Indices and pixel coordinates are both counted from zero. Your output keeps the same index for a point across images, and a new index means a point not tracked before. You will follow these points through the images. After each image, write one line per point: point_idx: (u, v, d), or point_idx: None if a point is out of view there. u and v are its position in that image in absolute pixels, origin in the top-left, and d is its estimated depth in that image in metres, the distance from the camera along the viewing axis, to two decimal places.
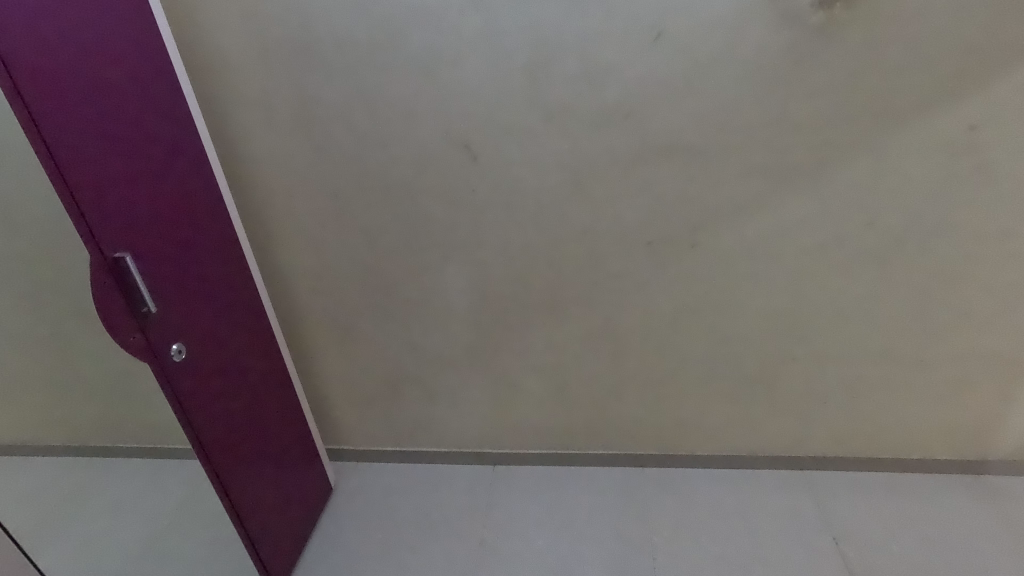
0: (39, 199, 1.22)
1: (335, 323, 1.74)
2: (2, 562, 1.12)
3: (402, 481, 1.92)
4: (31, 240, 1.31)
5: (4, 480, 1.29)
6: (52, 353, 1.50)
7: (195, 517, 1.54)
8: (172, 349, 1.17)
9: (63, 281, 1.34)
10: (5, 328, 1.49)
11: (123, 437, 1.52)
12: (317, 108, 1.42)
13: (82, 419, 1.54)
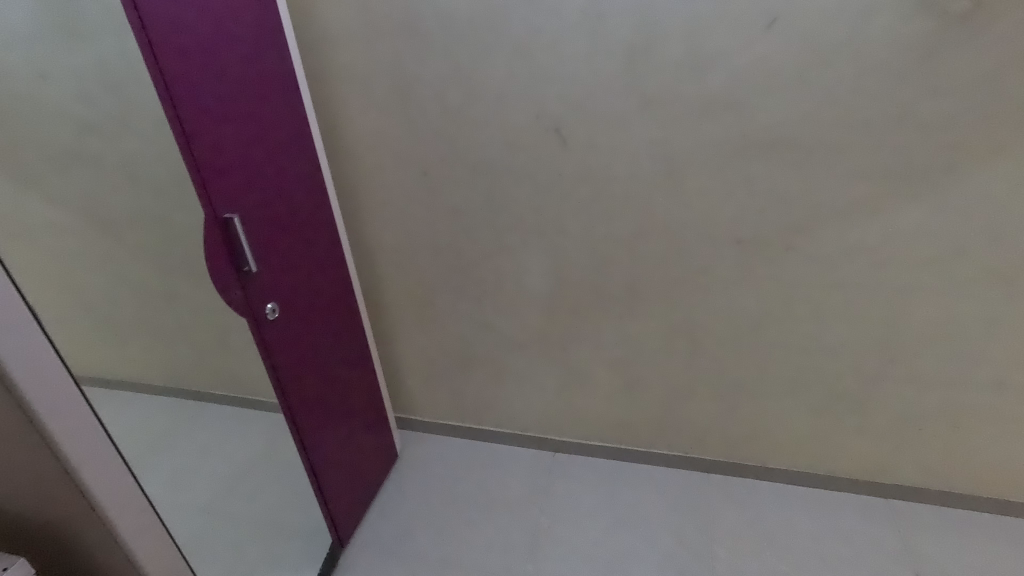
0: (168, 159, 1.34)
1: (414, 297, 1.79)
2: (156, 459, 1.28)
3: (464, 457, 1.97)
4: (165, 196, 1.46)
5: (144, 397, 1.46)
6: (169, 300, 1.66)
7: (276, 465, 1.66)
8: (267, 308, 1.25)
9: (186, 236, 1.48)
10: (134, 274, 1.66)
11: (223, 383, 1.67)
12: (414, 86, 1.45)
13: (188, 362, 1.69)
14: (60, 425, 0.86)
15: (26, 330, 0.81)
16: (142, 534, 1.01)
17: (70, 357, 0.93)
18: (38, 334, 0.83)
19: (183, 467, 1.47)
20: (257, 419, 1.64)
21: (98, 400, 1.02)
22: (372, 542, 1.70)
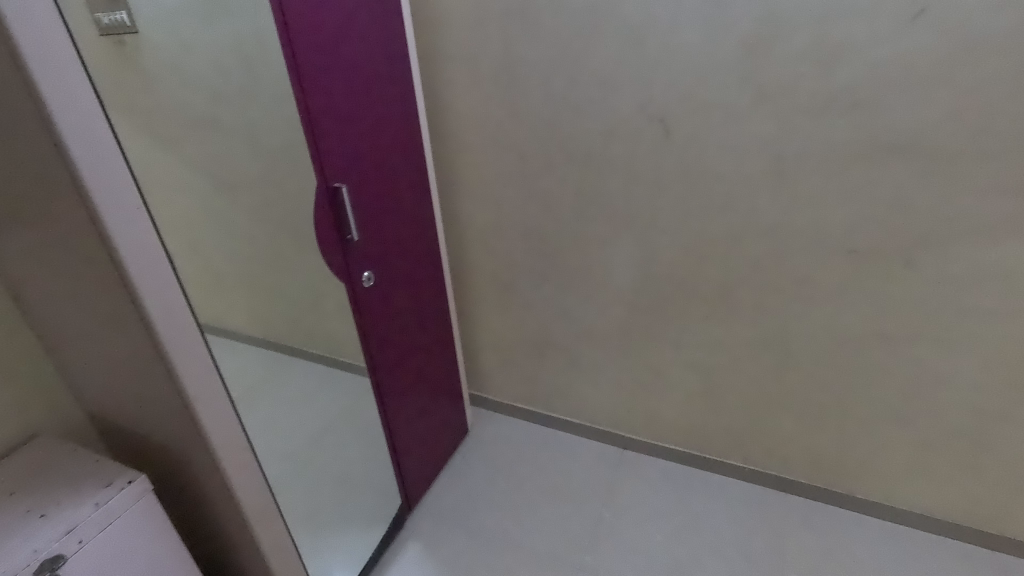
0: (289, 129, 1.44)
1: (499, 278, 1.82)
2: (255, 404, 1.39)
3: (533, 441, 1.99)
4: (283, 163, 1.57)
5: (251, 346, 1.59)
6: (277, 261, 1.80)
7: (358, 425, 1.75)
8: (364, 276, 1.31)
9: (297, 202, 1.59)
10: (251, 234, 1.81)
11: (321, 343, 1.79)
12: (519, 70, 1.46)
13: (289, 320, 1.83)
14: (182, 360, 0.96)
15: (162, 272, 0.91)
16: (240, 469, 1.10)
17: (195, 301, 1.03)
18: (170, 276, 0.92)
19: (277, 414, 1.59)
20: (346, 379, 1.74)
21: (214, 342, 1.12)
22: (437, 510, 1.77)
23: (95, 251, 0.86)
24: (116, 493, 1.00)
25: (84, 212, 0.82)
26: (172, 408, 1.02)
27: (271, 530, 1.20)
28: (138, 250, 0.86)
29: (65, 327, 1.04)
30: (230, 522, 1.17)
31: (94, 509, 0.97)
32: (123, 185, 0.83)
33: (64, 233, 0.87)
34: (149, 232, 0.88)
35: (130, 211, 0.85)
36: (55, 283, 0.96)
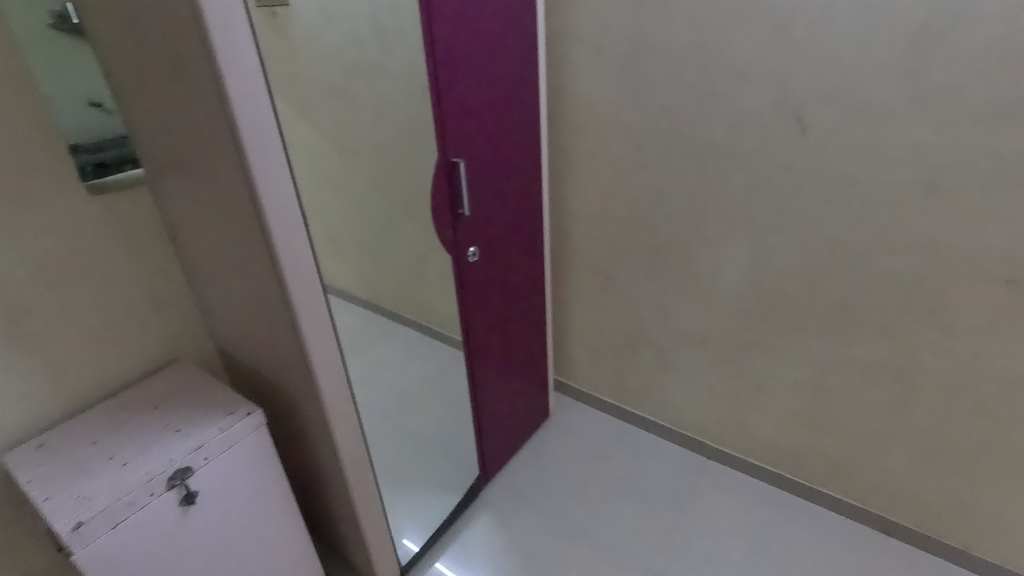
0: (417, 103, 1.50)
1: (599, 268, 1.79)
2: (359, 361, 1.49)
3: (614, 436, 1.97)
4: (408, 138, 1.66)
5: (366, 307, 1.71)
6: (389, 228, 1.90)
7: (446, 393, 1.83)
8: (469, 251, 1.35)
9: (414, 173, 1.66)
10: (368, 201, 1.92)
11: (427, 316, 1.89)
12: (648, 56, 1.41)
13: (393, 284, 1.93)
14: (303, 309, 1.04)
15: (295, 226, 0.98)
16: (342, 417, 1.19)
17: (321, 257, 1.10)
18: (302, 233, 1.00)
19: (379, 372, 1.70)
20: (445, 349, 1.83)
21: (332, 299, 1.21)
22: (511, 486, 1.80)
23: (243, 201, 0.95)
24: (237, 420, 1.12)
25: (238, 165, 0.90)
26: (291, 352, 1.11)
27: (361, 478, 1.28)
28: (277, 204, 0.94)
29: (209, 268, 1.16)
30: (328, 464, 1.26)
31: (219, 432, 1.09)
32: (272, 143, 0.91)
33: (219, 183, 0.97)
34: (290, 189, 0.96)
35: (275, 168, 0.92)
36: (206, 227, 1.08)
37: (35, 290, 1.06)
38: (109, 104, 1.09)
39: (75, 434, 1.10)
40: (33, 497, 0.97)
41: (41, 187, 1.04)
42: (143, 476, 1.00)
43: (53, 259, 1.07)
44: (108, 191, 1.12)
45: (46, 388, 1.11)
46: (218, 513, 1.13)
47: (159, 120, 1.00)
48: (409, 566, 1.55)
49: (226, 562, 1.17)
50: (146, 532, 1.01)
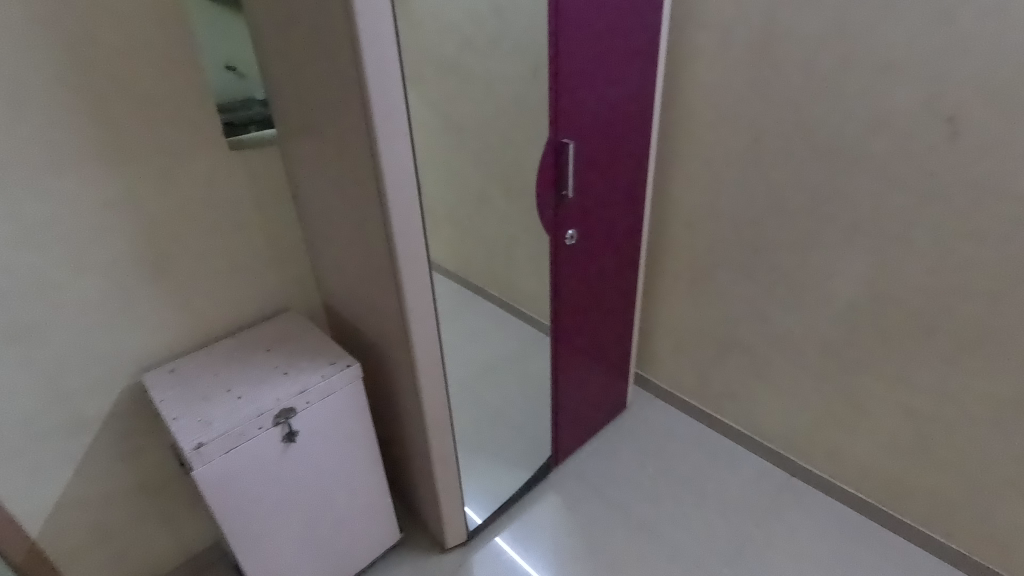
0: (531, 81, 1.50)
1: (697, 263, 1.72)
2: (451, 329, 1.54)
3: (693, 438, 1.90)
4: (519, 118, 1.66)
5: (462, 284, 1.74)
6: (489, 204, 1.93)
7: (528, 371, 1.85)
8: (567, 234, 1.34)
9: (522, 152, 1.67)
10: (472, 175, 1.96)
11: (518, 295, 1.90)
12: (781, 44, 1.32)
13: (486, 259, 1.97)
14: (408, 275, 1.08)
15: (409, 194, 1.02)
16: (431, 381, 1.23)
17: (431, 227, 1.14)
18: (414, 200, 1.04)
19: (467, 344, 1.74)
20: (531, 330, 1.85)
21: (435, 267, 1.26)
22: (581, 472, 1.80)
23: (365, 167, 1.00)
24: (337, 371, 1.20)
25: (365, 131, 0.95)
26: (391, 314, 1.17)
27: (441, 442, 1.33)
28: (396, 171, 0.98)
29: (326, 226, 1.24)
30: (413, 424, 1.32)
31: (321, 380, 1.17)
32: (397, 112, 0.94)
33: (346, 147, 1.03)
34: (408, 158, 0.99)
35: (397, 137, 0.96)
36: (328, 187, 1.14)
37: (179, 232, 1.19)
38: (245, 70, 1.16)
39: (200, 364, 1.23)
40: (164, 414, 1.10)
41: (191, 140, 1.15)
42: (254, 410, 1.10)
43: (196, 206, 1.19)
44: (243, 148, 1.22)
45: (180, 321, 1.25)
46: (312, 453, 1.22)
47: (296, 83, 1.07)
48: (475, 533, 1.60)
49: (315, 498, 1.27)
50: (253, 459, 1.12)
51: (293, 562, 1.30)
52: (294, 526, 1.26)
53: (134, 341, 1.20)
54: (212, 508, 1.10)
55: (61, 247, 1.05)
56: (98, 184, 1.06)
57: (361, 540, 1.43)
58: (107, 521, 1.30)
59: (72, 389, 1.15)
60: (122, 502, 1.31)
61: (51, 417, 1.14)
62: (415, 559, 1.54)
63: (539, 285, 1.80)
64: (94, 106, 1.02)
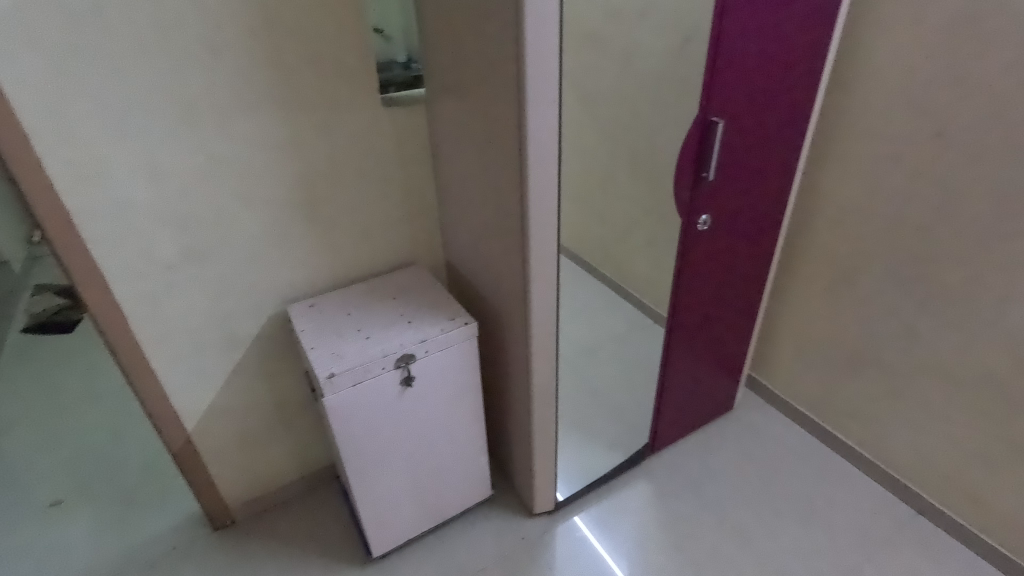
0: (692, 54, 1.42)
1: (840, 266, 1.57)
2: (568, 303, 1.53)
3: (805, 453, 1.77)
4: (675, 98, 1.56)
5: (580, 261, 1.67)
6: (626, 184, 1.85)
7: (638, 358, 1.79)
8: (700, 219, 1.29)
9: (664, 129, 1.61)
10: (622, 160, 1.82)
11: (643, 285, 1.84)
12: (990, 24, 1.14)
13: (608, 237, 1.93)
14: (538, 242, 1.09)
15: (549, 162, 1.02)
16: (544, 350, 1.25)
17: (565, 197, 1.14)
18: (554, 168, 1.03)
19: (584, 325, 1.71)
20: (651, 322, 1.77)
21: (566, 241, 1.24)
22: (676, 464, 1.75)
23: (511, 131, 1.01)
24: (456, 327, 1.25)
25: (516, 96, 0.96)
26: (514, 280, 1.19)
27: (544, 410, 1.35)
28: (541, 138, 0.99)
29: (462, 187, 1.28)
30: (520, 388, 1.35)
31: (441, 332, 1.23)
32: (550, 78, 0.94)
33: (493, 111, 1.04)
34: (554, 125, 0.99)
35: (546, 103, 0.96)
36: (470, 148, 1.17)
37: (331, 180, 1.28)
38: (391, 33, 1.21)
39: (337, 302, 1.34)
40: (304, 342, 1.21)
41: (351, 94, 1.23)
42: (380, 351, 1.18)
43: (349, 157, 1.28)
44: (393, 105, 1.28)
45: (323, 261, 1.36)
46: (424, 400, 1.29)
47: (454, 43, 1.09)
48: (563, 504, 1.62)
49: (421, 442, 1.35)
50: (373, 395, 1.20)
51: (396, 497, 1.40)
52: (401, 464, 1.35)
53: (284, 274, 1.33)
54: (335, 433, 1.21)
55: (236, 182, 1.18)
56: (271, 129, 1.17)
57: (456, 489, 1.50)
58: (246, 429, 1.48)
59: (232, 309, 1.30)
60: (260, 414, 1.47)
61: (212, 331, 1.30)
62: (502, 517, 1.59)
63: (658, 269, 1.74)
64: (276, 57, 1.12)
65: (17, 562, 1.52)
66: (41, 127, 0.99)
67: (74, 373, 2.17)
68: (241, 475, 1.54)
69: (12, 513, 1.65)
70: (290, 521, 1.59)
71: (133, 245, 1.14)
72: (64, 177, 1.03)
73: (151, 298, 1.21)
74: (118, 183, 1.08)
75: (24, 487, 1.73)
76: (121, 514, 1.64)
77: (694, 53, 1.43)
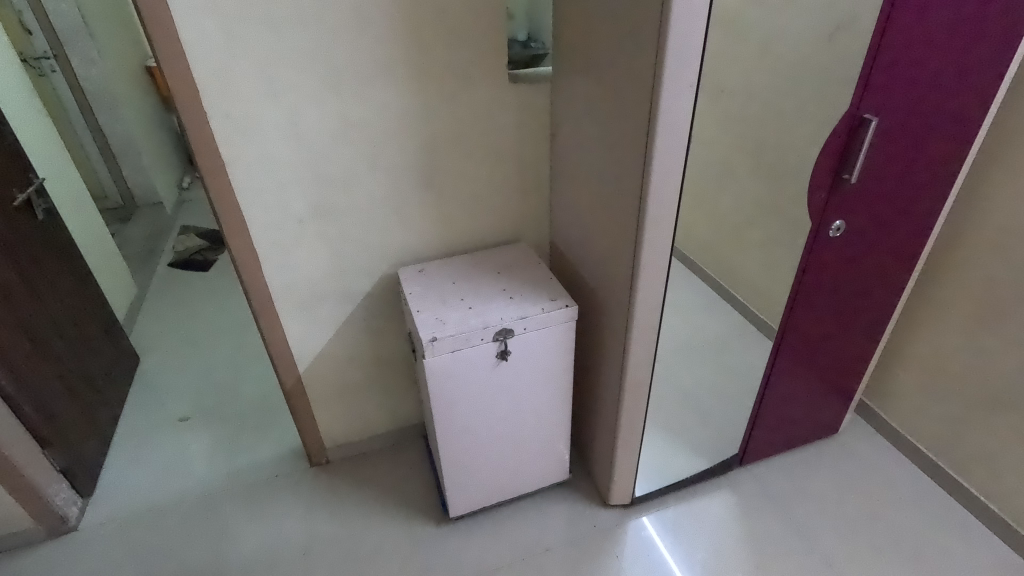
0: (845, 46, 1.30)
1: (991, 294, 1.39)
2: (680, 311, 1.42)
3: (916, 493, 1.61)
4: (814, 93, 1.44)
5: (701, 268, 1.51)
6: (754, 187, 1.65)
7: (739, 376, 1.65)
8: (833, 224, 1.24)
9: (799, 127, 1.49)
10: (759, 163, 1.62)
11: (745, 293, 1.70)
12: None
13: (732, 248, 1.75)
14: (652, 232, 1.06)
15: (676, 150, 0.98)
16: (642, 343, 1.22)
17: (688, 188, 1.09)
18: (682, 157, 0.99)
19: (694, 333, 1.58)
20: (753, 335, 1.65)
21: (683, 238, 1.19)
22: (765, 481, 1.66)
23: (640, 114, 0.98)
24: (556, 308, 1.25)
25: (651, 78, 0.93)
26: (621, 268, 1.17)
27: (634, 404, 1.33)
28: (672, 124, 0.95)
29: (578, 170, 1.26)
30: (613, 379, 1.33)
31: (541, 312, 1.24)
32: (691, 61, 0.90)
33: (624, 93, 1.02)
34: (688, 111, 0.94)
35: (682, 88, 0.92)
36: (592, 131, 1.15)
37: (453, 151, 1.32)
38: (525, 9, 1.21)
39: (444, 271, 1.39)
40: (411, 305, 1.27)
41: (481, 68, 1.25)
42: (480, 323, 1.21)
43: (470, 130, 1.31)
44: (518, 82, 1.29)
45: (435, 229, 1.41)
46: (516, 375, 1.31)
47: (590, 21, 1.07)
48: (639, 500, 1.59)
49: (506, 416, 1.37)
50: (470, 364, 1.24)
51: (478, 465, 1.44)
52: (486, 435, 1.39)
53: (398, 239, 1.39)
54: (431, 395, 1.26)
55: (366, 146, 1.25)
56: (403, 98, 1.22)
57: (535, 467, 1.52)
58: (348, 378, 1.58)
59: (350, 265, 1.39)
60: (361, 367, 1.57)
61: (330, 285, 1.40)
62: (576, 502, 1.60)
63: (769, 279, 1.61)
64: (416, 29, 1.16)
65: (151, 465, 1.75)
66: (210, 82, 1.09)
67: (206, 308, 2.42)
68: (339, 420, 1.66)
69: (150, 422, 1.90)
70: (377, 468, 1.70)
71: (273, 197, 1.25)
72: (223, 129, 1.14)
73: (284, 248, 1.32)
74: (266, 138, 1.18)
75: (160, 400, 1.98)
76: (234, 438, 1.83)
77: (847, 41, 1.31)
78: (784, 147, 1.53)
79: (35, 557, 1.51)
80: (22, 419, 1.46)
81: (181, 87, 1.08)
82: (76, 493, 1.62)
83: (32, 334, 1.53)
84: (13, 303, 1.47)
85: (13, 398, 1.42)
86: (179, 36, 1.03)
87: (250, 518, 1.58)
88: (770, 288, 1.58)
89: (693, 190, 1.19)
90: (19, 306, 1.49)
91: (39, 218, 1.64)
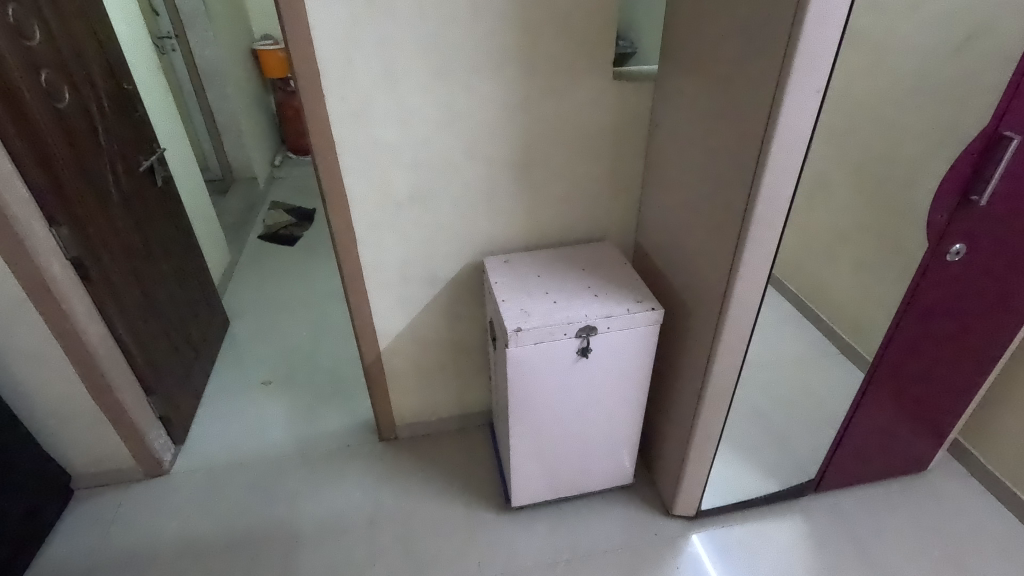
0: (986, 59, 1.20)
1: None
2: (770, 329, 1.37)
3: (1012, 546, 1.49)
4: (939, 107, 1.34)
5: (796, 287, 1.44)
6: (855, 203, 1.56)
7: (820, 402, 1.57)
8: (953, 248, 1.18)
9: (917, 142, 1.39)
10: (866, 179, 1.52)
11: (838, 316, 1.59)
12: None
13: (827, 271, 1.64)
14: (756, 242, 1.03)
15: (793, 159, 0.94)
16: (730, 355, 1.19)
17: (798, 197, 1.05)
18: (798, 165, 0.95)
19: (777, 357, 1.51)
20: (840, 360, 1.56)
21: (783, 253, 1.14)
22: (841, 511, 1.58)
23: (756, 118, 0.95)
24: (642, 310, 1.23)
25: (774, 83, 0.90)
26: (715, 276, 1.14)
27: (713, 415, 1.29)
28: (792, 130, 0.91)
29: (677, 172, 1.24)
30: (693, 388, 1.30)
31: (626, 312, 1.23)
32: (821, 66, 0.86)
33: (740, 95, 0.99)
34: (810, 118, 0.91)
35: (808, 94, 0.88)
36: (699, 132, 1.13)
37: (550, 147, 1.33)
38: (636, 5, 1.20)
39: (528, 264, 1.39)
40: (497, 293, 1.29)
41: (587, 63, 1.24)
42: (565, 318, 1.21)
43: (569, 124, 1.31)
44: (622, 80, 1.28)
45: (523, 222, 1.42)
46: (593, 373, 1.30)
47: (708, 19, 1.05)
48: (704, 514, 1.55)
49: (579, 413, 1.37)
50: (551, 357, 1.25)
51: (547, 459, 1.45)
52: (557, 429, 1.39)
53: (485, 229, 1.42)
54: (511, 384, 1.28)
55: (467, 135, 1.28)
56: (508, 90, 1.24)
57: (601, 467, 1.52)
58: (423, 360, 1.63)
59: (438, 251, 1.43)
60: (436, 350, 1.61)
61: (418, 269, 1.45)
62: (639, 509, 1.57)
63: (862, 301, 1.51)
64: (527, 21, 1.17)
65: (235, 423, 1.87)
66: (330, 66, 1.15)
67: (289, 281, 2.55)
68: (411, 399, 1.71)
69: (235, 382, 2.03)
70: (442, 450, 1.74)
71: (375, 179, 1.30)
72: (337, 110, 1.20)
73: (379, 229, 1.37)
74: (376, 124, 1.23)
75: (246, 363, 2.11)
76: (311, 405, 1.92)
77: (985, 53, 1.21)
78: (894, 161, 1.44)
79: (133, 493, 1.65)
80: (133, 366, 1.60)
81: (304, 69, 1.14)
82: (171, 440, 1.75)
83: (145, 290, 1.66)
84: (133, 261, 1.61)
85: (127, 347, 1.56)
86: (309, 21, 1.10)
87: (324, 483, 1.66)
88: (866, 309, 1.49)
89: (801, 201, 1.14)
90: (137, 264, 1.63)
91: (158, 184, 1.78)
